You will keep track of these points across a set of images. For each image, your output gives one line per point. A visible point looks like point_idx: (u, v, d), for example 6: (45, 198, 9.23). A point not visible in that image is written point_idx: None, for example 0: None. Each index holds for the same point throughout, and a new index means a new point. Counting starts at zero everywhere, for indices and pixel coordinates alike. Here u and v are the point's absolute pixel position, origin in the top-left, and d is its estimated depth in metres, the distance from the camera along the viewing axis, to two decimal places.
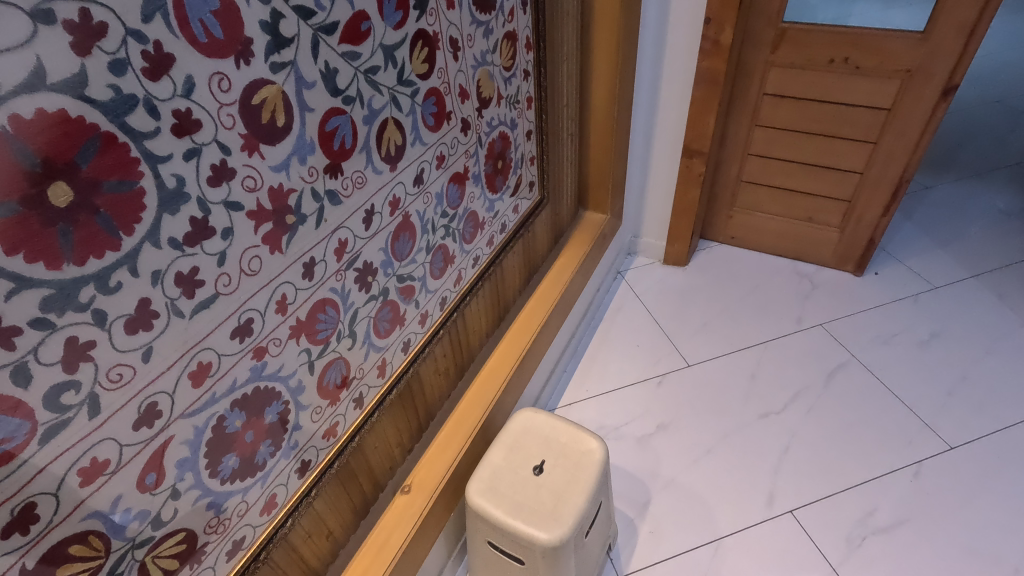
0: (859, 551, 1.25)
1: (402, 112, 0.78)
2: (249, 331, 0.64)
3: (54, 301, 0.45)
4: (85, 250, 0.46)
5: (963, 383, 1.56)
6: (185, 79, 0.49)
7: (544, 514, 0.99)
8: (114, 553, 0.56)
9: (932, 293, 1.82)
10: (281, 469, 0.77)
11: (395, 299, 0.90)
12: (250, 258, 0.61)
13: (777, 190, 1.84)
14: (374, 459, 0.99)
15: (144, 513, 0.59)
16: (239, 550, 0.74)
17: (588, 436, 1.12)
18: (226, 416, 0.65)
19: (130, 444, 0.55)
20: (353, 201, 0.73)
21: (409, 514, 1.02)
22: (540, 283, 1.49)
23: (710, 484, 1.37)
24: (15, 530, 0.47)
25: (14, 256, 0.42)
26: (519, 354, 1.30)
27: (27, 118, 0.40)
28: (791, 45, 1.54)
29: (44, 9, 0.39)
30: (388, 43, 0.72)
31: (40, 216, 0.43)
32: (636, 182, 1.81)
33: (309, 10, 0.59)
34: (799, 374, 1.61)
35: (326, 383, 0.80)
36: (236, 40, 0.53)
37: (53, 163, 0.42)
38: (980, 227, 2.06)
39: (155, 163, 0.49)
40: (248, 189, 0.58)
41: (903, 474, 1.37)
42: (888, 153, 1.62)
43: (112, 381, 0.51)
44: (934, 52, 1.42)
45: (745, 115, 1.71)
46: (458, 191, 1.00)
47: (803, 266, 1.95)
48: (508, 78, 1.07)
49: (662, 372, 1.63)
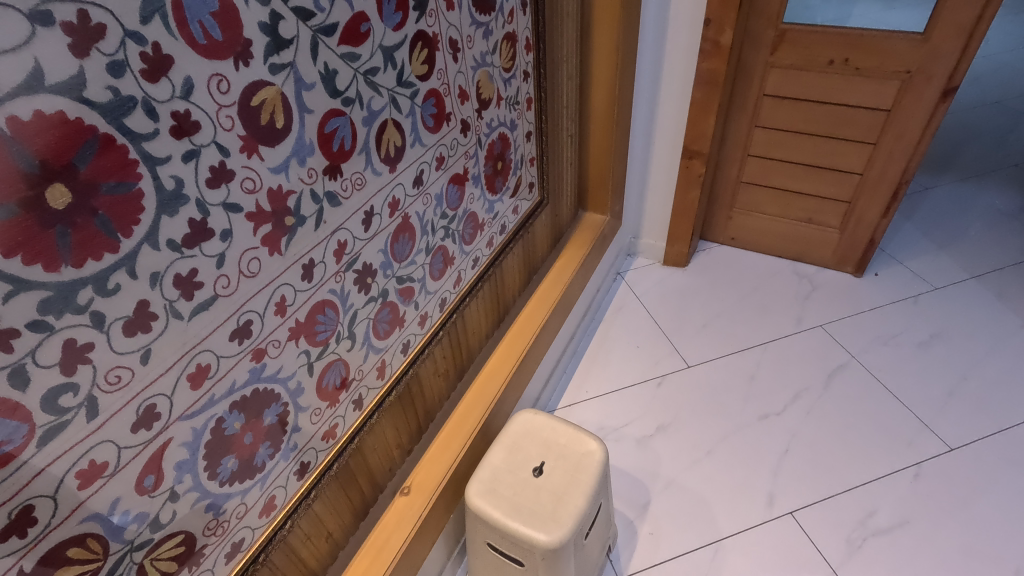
0: (860, 553, 1.25)
1: (402, 113, 0.78)
2: (248, 333, 0.64)
3: (52, 303, 0.45)
4: (83, 252, 0.46)
5: (963, 384, 1.56)
6: (183, 81, 0.49)
7: (544, 515, 0.99)
8: (112, 555, 0.56)
9: (932, 294, 1.82)
10: (280, 471, 0.77)
11: (394, 300, 0.90)
12: (249, 260, 0.61)
13: (776, 191, 1.84)
14: (373, 460, 0.99)
15: (143, 515, 0.59)
16: (238, 552, 0.74)
17: (587, 437, 1.12)
18: (225, 418, 0.64)
19: (128, 446, 0.54)
20: (352, 203, 0.73)
21: (409, 516, 1.02)
22: (540, 284, 1.49)
23: (710, 485, 1.37)
24: (13, 534, 0.47)
25: (12, 258, 0.42)
26: (519, 355, 1.30)
27: (25, 120, 0.40)
28: (791, 46, 1.54)
29: (42, 11, 0.39)
30: (388, 44, 0.72)
31: (38, 218, 0.42)
32: (636, 183, 1.81)
33: (309, 11, 0.59)
34: (799, 375, 1.61)
35: (325, 385, 0.80)
36: (235, 41, 0.53)
37: (52, 166, 0.42)
38: (979, 228, 2.06)
39: (153, 165, 0.49)
40: (248, 190, 0.58)
41: (903, 475, 1.37)
42: (888, 154, 1.62)
43: (110, 383, 0.51)
44: (934, 54, 1.42)
45: (745, 116, 1.71)
46: (458, 193, 1.00)
47: (803, 267, 1.95)
48: (508, 79, 1.07)
49: (662, 373, 1.63)
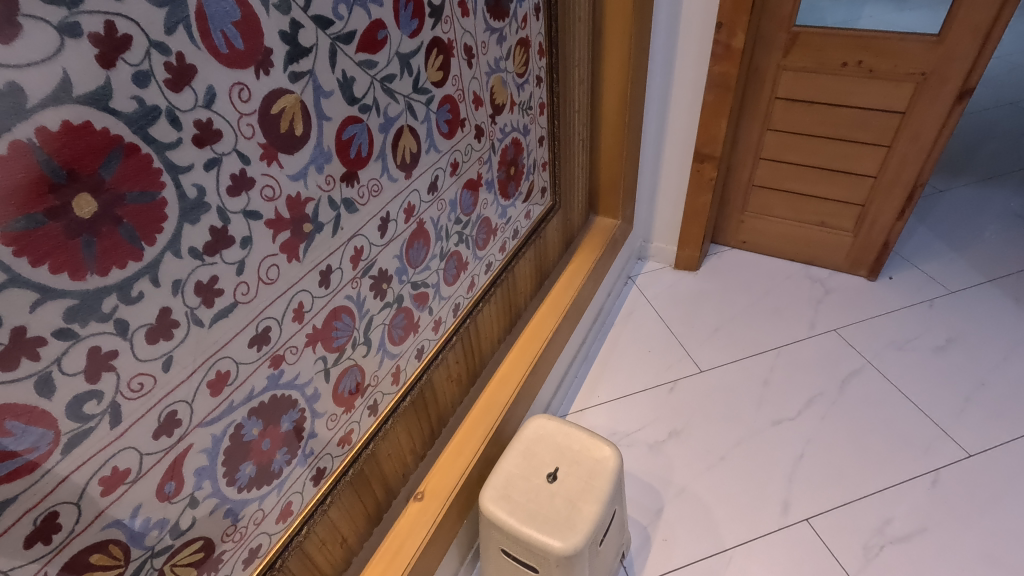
0: (876, 561, 1.23)
1: (417, 120, 0.79)
2: (267, 339, 0.64)
3: (78, 311, 0.45)
4: (108, 261, 0.46)
5: (980, 390, 1.54)
6: (206, 90, 0.50)
7: (558, 522, 0.98)
8: (133, 562, 0.57)
9: (948, 298, 1.80)
10: (297, 477, 0.77)
11: (409, 306, 0.91)
12: (269, 267, 0.61)
13: (787, 195, 1.83)
14: (388, 467, 0.99)
15: (163, 521, 0.59)
16: (255, 558, 0.75)
17: (602, 443, 1.11)
18: (244, 424, 0.65)
19: (150, 453, 0.55)
20: (368, 209, 0.74)
21: (422, 523, 1.01)
22: (551, 289, 1.49)
23: (723, 491, 1.36)
24: (38, 540, 0.47)
25: (40, 267, 0.42)
26: (530, 362, 1.30)
27: (53, 131, 0.40)
28: (804, 49, 1.53)
29: (71, 22, 0.40)
30: (404, 51, 0.72)
31: (64, 228, 0.43)
32: (647, 185, 1.81)
33: (328, 20, 0.59)
34: (814, 380, 1.59)
35: (341, 391, 0.80)
36: (256, 50, 0.53)
37: (77, 175, 0.43)
38: (994, 230, 2.04)
39: (176, 174, 0.49)
40: (268, 198, 0.59)
41: (919, 483, 1.35)
42: (902, 157, 1.60)
43: (133, 390, 0.51)
44: (950, 55, 1.41)
45: (756, 119, 1.70)
46: (471, 198, 1.01)
47: (815, 270, 1.94)
48: (522, 85, 1.07)
49: (673, 379, 1.62)
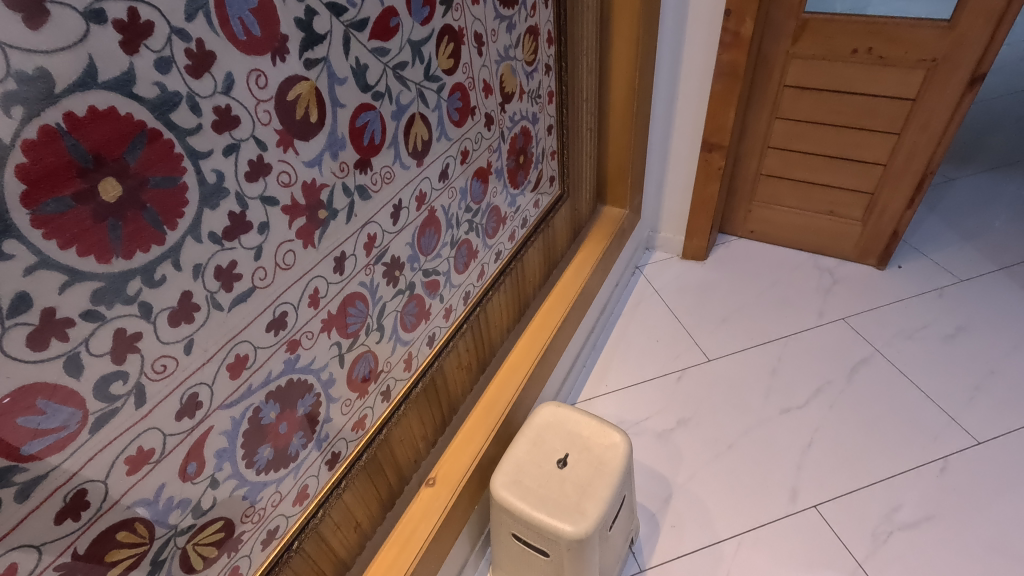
0: (884, 547, 1.23)
1: (429, 108, 0.79)
2: (283, 324, 0.65)
3: (104, 293, 0.46)
4: (132, 245, 0.47)
5: (990, 378, 1.54)
6: (225, 77, 0.50)
7: (569, 507, 1.00)
8: (157, 540, 0.58)
9: (958, 287, 1.79)
10: (313, 461, 0.78)
11: (421, 294, 0.92)
12: (285, 252, 0.62)
13: (796, 183, 1.82)
14: (400, 453, 1.00)
15: (186, 501, 0.60)
16: (273, 539, 0.76)
17: (611, 429, 1.12)
18: (261, 408, 0.66)
19: (173, 433, 0.56)
20: (381, 196, 0.74)
21: (434, 507, 1.03)
22: (559, 279, 1.49)
23: (731, 479, 1.37)
24: (67, 517, 0.49)
25: (68, 250, 0.43)
26: (539, 351, 1.31)
27: (80, 116, 0.41)
28: (813, 36, 1.52)
29: (95, 9, 0.40)
30: (416, 39, 0.72)
31: (91, 212, 0.44)
32: (655, 175, 1.80)
33: (342, 6, 0.60)
34: (822, 369, 1.59)
35: (355, 376, 0.82)
36: (272, 37, 0.54)
37: (103, 159, 0.44)
38: (1005, 219, 2.03)
39: (197, 160, 0.50)
40: (284, 184, 0.60)
41: (928, 470, 1.36)
42: (912, 145, 1.60)
43: (156, 372, 0.52)
44: (960, 41, 1.40)
45: (765, 107, 1.69)
46: (481, 187, 1.01)
47: (824, 259, 1.93)
48: (531, 73, 1.08)
49: (681, 367, 1.63)
